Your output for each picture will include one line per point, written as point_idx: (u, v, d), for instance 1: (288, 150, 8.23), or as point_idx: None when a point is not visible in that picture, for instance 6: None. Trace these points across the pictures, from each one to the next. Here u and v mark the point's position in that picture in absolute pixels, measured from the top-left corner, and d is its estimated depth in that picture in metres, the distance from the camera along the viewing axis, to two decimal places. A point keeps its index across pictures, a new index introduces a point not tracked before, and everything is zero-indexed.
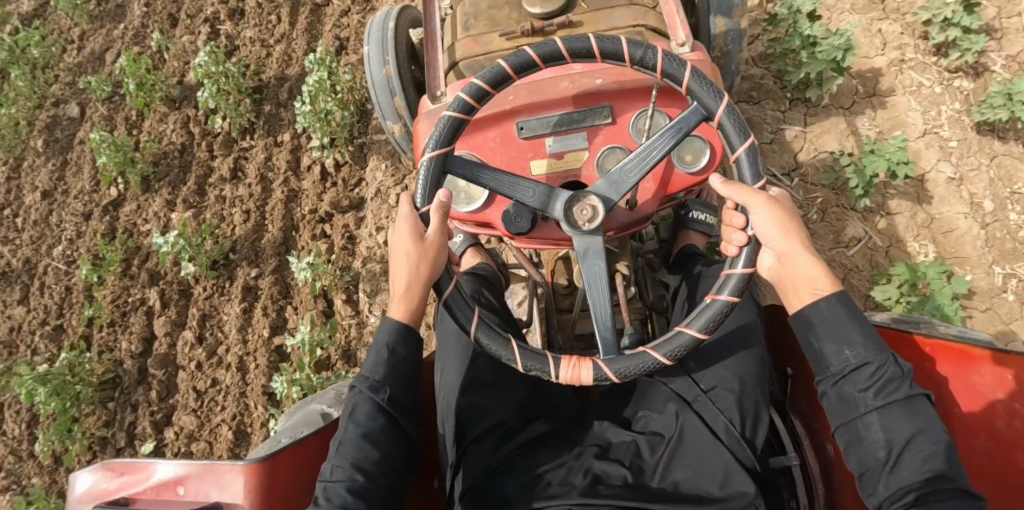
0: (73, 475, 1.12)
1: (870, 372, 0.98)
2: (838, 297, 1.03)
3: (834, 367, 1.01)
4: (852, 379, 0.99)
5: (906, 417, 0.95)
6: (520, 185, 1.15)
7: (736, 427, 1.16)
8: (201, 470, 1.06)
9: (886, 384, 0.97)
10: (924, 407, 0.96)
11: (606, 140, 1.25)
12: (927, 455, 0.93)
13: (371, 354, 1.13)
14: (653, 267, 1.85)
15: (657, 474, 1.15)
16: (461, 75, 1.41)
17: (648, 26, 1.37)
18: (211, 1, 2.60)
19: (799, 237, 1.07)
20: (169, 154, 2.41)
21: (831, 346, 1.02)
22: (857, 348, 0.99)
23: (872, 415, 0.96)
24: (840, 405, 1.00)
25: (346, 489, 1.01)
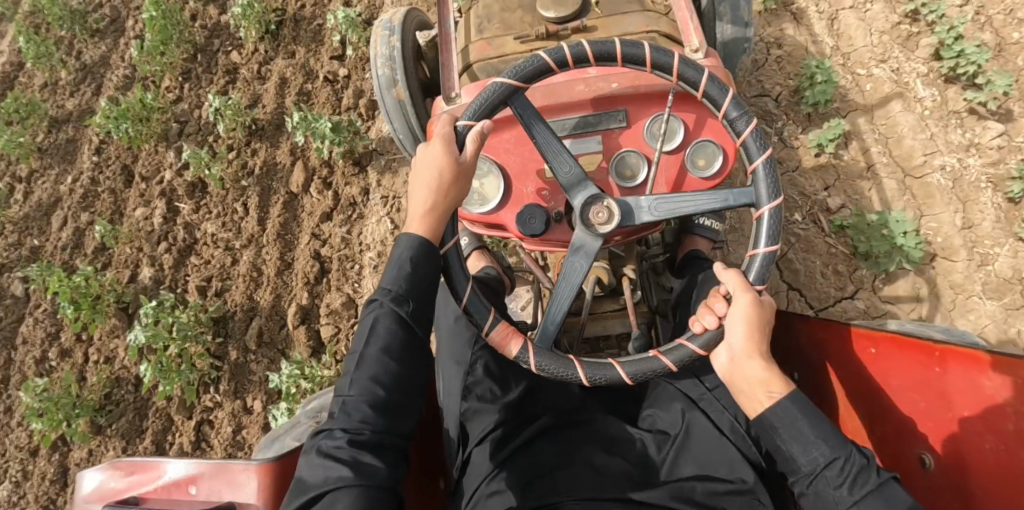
0: (80, 474, 1.10)
1: (839, 467, 0.95)
2: (793, 398, 1.01)
3: (805, 465, 0.98)
4: (823, 475, 0.96)
5: (885, 508, 0.91)
6: (562, 158, 1.15)
7: (741, 424, 1.17)
8: (214, 469, 1.05)
9: (858, 476, 0.94)
10: (899, 492, 0.93)
11: (621, 143, 1.26)
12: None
13: (391, 265, 1.09)
14: (656, 272, 1.90)
15: (663, 469, 1.15)
16: (475, 77, 1.42)
17: (661, 32, 1.38)
18: (168, 163, 2.35)
19: (763, 338, 1.06)
20: (125, 385, 2.10)
21: (798, 436, 0.99)
22: (821, 446, 0.97)
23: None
24: (819, 506, 0.96)
25: (366, 405, 1.00)
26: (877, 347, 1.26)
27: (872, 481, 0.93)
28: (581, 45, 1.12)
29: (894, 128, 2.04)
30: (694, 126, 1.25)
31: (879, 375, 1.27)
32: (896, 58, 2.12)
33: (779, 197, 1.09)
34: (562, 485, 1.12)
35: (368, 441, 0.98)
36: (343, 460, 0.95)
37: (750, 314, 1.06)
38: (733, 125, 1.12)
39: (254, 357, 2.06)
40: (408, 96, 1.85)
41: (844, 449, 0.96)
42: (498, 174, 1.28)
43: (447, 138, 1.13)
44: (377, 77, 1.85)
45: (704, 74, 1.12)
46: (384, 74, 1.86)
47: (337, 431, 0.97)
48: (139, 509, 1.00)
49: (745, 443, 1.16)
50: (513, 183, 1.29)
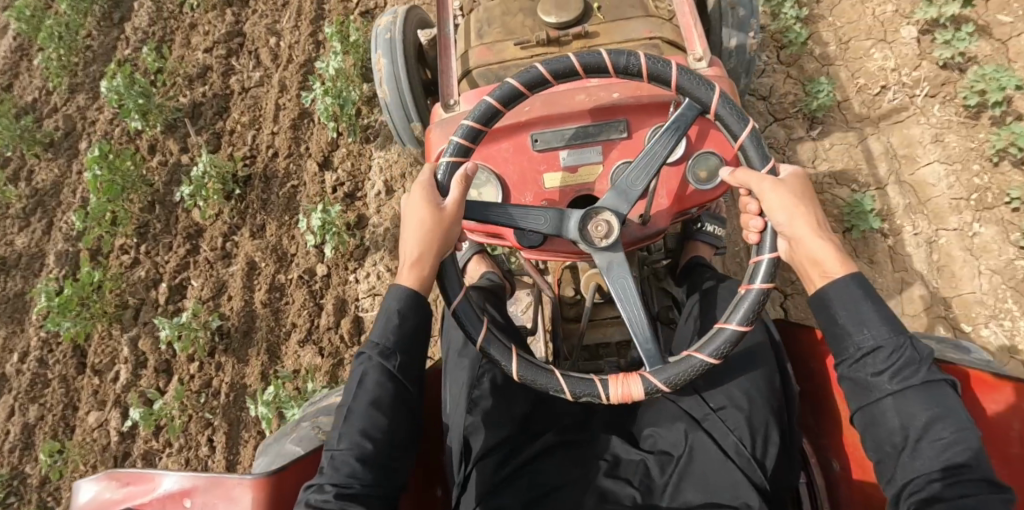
0: (78, 484, 1.11)
1: (885, 355, 0.95)
2: (852, 279, 1.00)
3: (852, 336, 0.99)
4: (866, 355, 0.97)
5: (922, 402, 0.92)
6: (531, 213, 1.14)
7: (746, 446, 1.12)
8: (208, 483, 1.05)
9: (903, 368, 0.94)
10: (943, 393, 0.93)
11: (621, 154, 1.23)
12: (941, 436, 0.90)
13: (380, 319, 1.10)
14: (658, 277, 1.88)
15: (666, 494, 1.13)
16: (475, 83, 1.40)
17: (664, 38, 1.35)
18: (124, 356, 2.17)
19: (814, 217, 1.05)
20: None
21: (848, 315, 0.99)
22: (875, 329, 0.97)
23: (886, 401, 0.94)
24: (855, 390, 0.98)
25: (354, 458, 1.01)
26: None
27: (919, 378, 0.93)
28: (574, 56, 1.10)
29: (894, 133, 2.02)
30: (696, 138, 1.23)
31: None
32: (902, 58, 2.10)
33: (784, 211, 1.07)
34: (568, 507, 1.12)
35: (357, 494, 0.98)
36: (331, 508, 0.94)
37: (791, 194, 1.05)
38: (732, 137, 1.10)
39: (255, 364, 2.08)
40: (408, 99, 1.84)
41: (902, 337, 0.95)
42: (496, 184, 1.26)
43: (432, 187, 1.12)
44: (378, 79, 1.84)
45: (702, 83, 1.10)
46: (384, 77, 1.84)
47: (326, 485, 0.98)
48: None
49: (754, 464, 1.11)
50: (512, 193, 1.26)
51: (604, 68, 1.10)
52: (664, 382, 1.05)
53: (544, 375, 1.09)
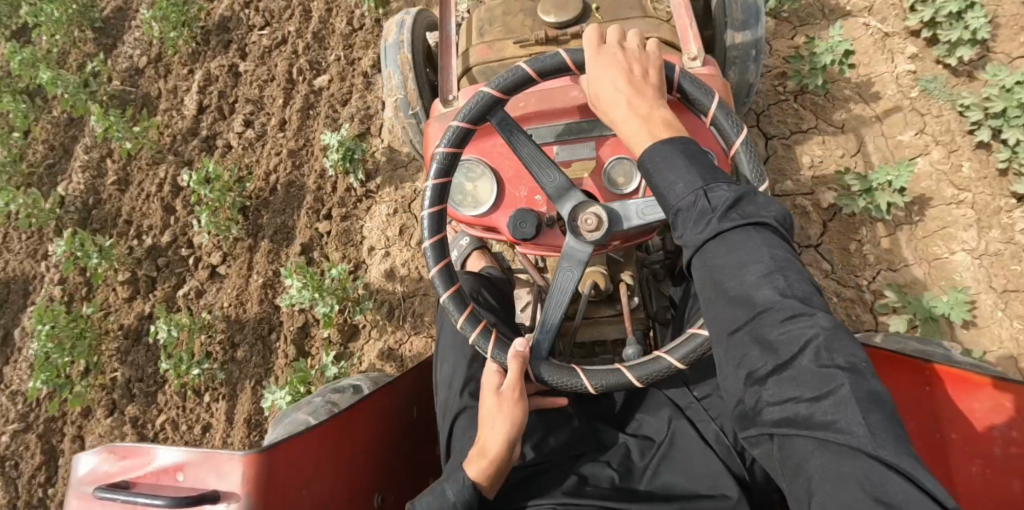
0: (77, 455, 1.14)
1: (700, 203, 0.85)
2: (677, 139, 0.93)
3: (710, 205, 0.84)
4: (735, 277, 0.80)
5: (729, 253, 0.81)
6: (546, 169, 1.17)
7: (727, 435, 1.17)
8: (201, 458, 1.08)
9: (704, 215, 0.84)
10: (835, 342, 0.75)
11: (614, 150, 1.26)
12: (838, 370, 0.72)
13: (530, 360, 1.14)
14: (656, 278, 1.88)
15: (646, 476, 1.15)
16: (475, 80, 1.43)
17: (662, 38, 1.37)
18: None
19: (629, 66, 1.05)
20: None
21: (695, 179, 0.87)
22: (687, 178, 0.87)
23: (707, 256, 0.82)
24: (684, 242, 0.86)
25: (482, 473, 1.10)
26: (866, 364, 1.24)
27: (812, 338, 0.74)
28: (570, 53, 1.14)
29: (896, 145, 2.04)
30: None
31: None
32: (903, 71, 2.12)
33: None
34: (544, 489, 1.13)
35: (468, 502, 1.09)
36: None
37: (619, 65, 1.04)
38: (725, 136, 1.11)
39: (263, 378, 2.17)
40: (414, 95, 1.88)
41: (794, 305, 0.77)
42: (491, 178, 1.30)
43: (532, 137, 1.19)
44: (386, 72, 1.89)
45: (699, 86, 1.12)
46: (394, 88, 1.90)
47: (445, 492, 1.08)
48: (127, 494, 1.04)
49: (739, 456, 1.14)
50: (507, 186, 1.30)
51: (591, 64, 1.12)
52: (637, 377, 1.11)
53: (481, 335, 1.16)
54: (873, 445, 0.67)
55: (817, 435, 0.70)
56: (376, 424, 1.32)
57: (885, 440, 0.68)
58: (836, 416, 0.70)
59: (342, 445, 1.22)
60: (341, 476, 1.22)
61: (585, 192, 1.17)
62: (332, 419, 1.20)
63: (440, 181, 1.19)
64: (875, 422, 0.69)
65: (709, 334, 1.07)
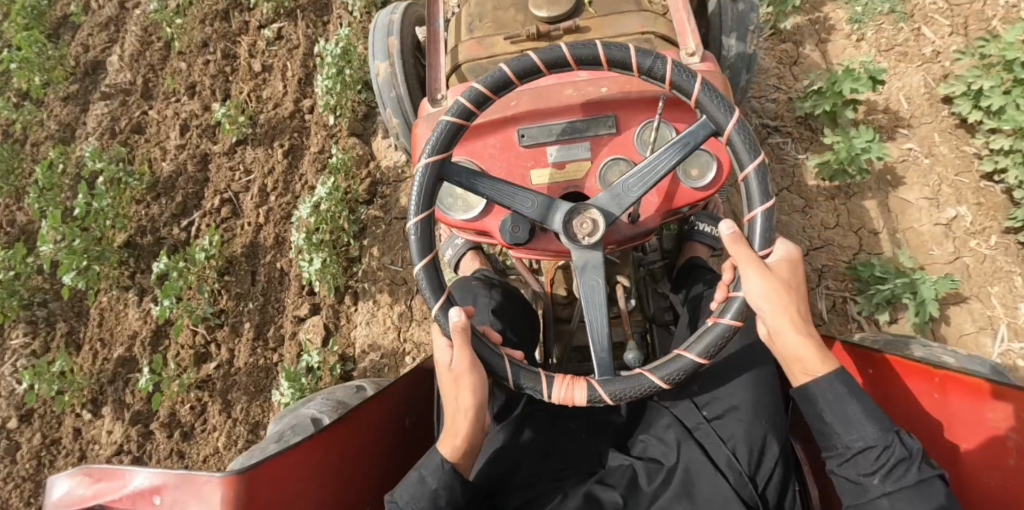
0: (51, 479, 1.09)
1: (876, 456, 0.92)
2: (836, 376, 0.97)
3: (905, 452, 0.92)
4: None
5: (922, 503, 0.89)
6: (519, 196, 1.12)
7: (740, 462, 1.10)
8: (179, 480, 1.02)
9: (895, 468, 0.91)
10: (937, 488, 0.90)
11: (609, 150, 1.21)
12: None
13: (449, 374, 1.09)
14: (653, 279, 1.82)
15: (653, 505, 1.11)
16: (464, 78, 1.37)
17: (658, 33, 1.33)
18: None
19: (798, 309, 1.01)
20: None
21: (875, 428, 0.93)
22: (863, 429, 0.94)
23: (882, 502, 0.91)
24: (850, 489, 0.95)
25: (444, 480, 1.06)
26: (876, 369, 1.19)
27: (912, 474, 0.90)
28: (562, 46, 1.07)
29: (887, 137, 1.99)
30: None
31: (878, 395, 1.20)
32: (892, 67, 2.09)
33: (773, 217, 1.02)
34: None
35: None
36: None
37: (774, 284, 1.00)
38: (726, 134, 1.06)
39: (247, 378, 2.06)
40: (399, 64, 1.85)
41: (891, 432, 0.93)
42: None
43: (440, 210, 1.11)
44: (373, 40, 1.87)
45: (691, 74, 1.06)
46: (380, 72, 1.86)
47: None
48: None
49: (747, 488, 1.08)
50: None
51: (576, 60, 1.07)
52: (611, 393, 1.04)
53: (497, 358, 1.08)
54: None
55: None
56: (366, 434, 1.26)
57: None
58: None
59: (329, 460, 1.16)
60: (329, 491, 1.17)
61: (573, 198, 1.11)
62: (317, 435, 1.13)
63: (422, 219, 1.11)
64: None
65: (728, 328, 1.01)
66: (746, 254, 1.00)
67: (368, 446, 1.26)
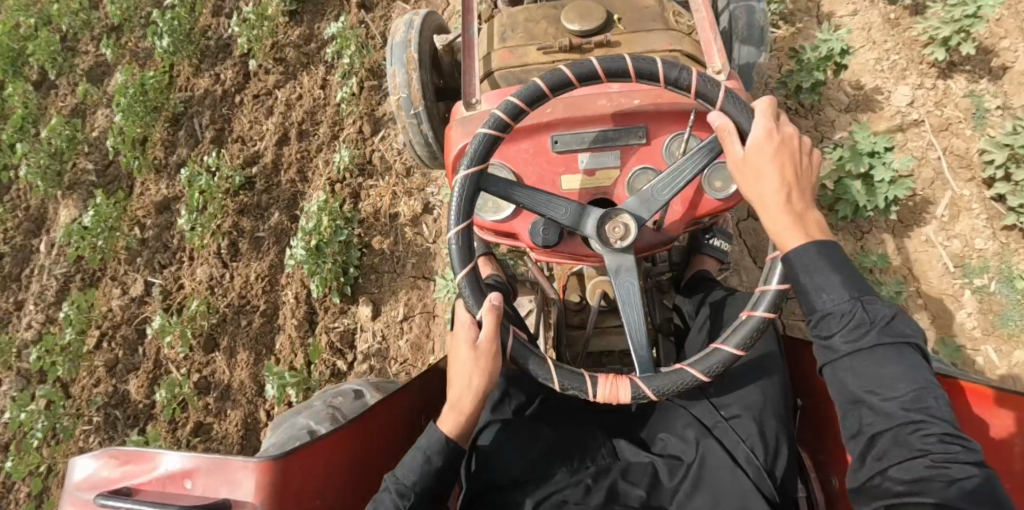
0: (72, 460, 1.08)
1: (842, 318, 0.92)
2: (816, 244, 0.97)
3: (869, 317, 0.91)
4: (882, 387, 0.89)
5: (879, 367, 0.90)
6: None
7: (757, 457, 1.13)
8: (210, 465, 1.03)
9: (857, 330, 0.91)
10: (901, 355, 0.90)
11: (637, 159, 1.26)
12: (970, 465, 0.84)
13: (410, 456, 1.12)
14: (662, 290, 1.86)
15: (675, 499, 1.13)
16: (496, 85, 1.42)
17: (684, 51, 1.38)
18: None
19: (797, 160, 1.04)
20: None
21: (853, 289, 0.93)
22: (835, 292, 0.93)
23: (844, 363, 0.92)
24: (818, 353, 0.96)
25: None
26: None
27: (872, 336, 0.90)
28: (564, 67, 1.13)
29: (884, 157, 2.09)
30: None
31: None
32: (889, 94, 2.20)
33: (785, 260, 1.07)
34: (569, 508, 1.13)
35: None
36: None
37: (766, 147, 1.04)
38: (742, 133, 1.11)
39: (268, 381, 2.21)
40: (418, 68, 1.89)
41: (859, 295, 0.92)
42: (513, 183, 1.28)
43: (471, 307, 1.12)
44: (391, 45, 1.93)
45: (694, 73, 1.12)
46: (400, 76, 1.90)
47: None
48: (132, 502, 0.99)
49: (766, 483, 1.10)
50: None
51: (578, 78, 1.14)
52: (653, 390, 1.08)
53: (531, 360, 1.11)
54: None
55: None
56: (389, 431, 1.26)
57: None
58: (885, 388, 0.89)
59: (356, 453, 1.17)
60: (356, 481, 1.18)
61: (604, 203, 1.15)
62: (346, 427, 1.14)
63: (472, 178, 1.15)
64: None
65: (734, 354, 1.07)
66: (768, 125, 1.06)
67: (389, 443, 1.27)
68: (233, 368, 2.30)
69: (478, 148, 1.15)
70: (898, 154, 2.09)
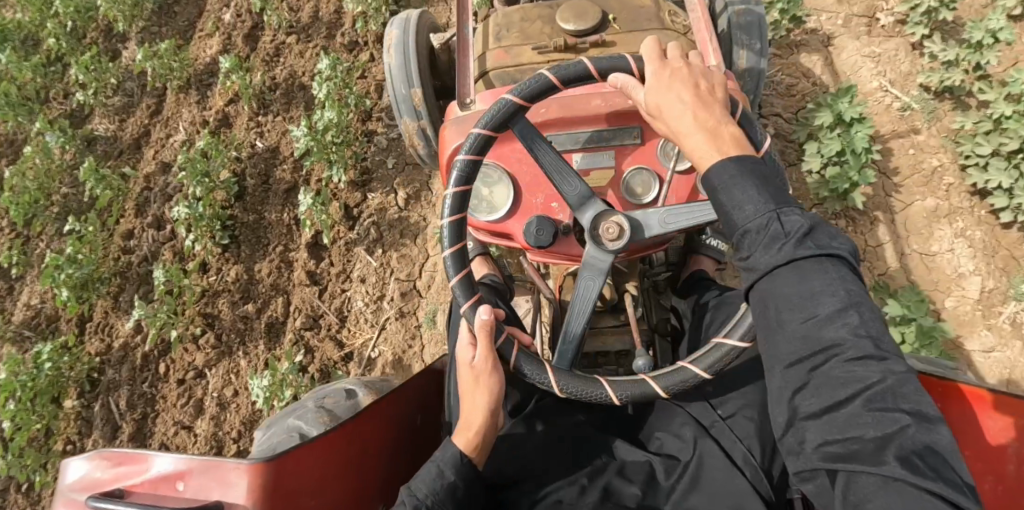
0: (66, 461, 1.08)
1: (757, 231, 0.84)
2: (735, 158, 0.91)
3: (784, 231, 0.83)
4: (804, 307, 0.80)
5: (796, 284, 0.81)
6: (569, 179, 1.15)
7: (755, 457, 1.11)
8: (202, 467, 1.03)
9: (771, 242, 0.83)
10: (827, 272, 0.80)
11: (633, 159, 1.25)
12: (905, 416, 0.75)
13: (428, 474, 1.06)
14: (660, 290, 1.85)
15: (670, 498, 1.12)
16: (490, 85, 1.41)
17: (679, 51, 1.38)
18: None
19: (695, 82, 1.02)
20: None
21: (766, 204, 0.85)
22: (754, 205, 0.85)
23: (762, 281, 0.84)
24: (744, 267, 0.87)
25: None
26: None
27: (784, 254, 0.82)
28: (509, 94, 1.13)
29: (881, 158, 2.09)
30: None
31: None
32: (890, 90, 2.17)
33: None
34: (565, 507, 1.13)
35: None
36: None
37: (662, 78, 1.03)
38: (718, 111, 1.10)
39: (250, 374, 2.12)
40: (414, 67, 1.88)
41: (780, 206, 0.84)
42: (507, 184, 1.28)
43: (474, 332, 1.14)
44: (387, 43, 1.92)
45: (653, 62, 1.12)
46: (396, 76, 1.89)
47: None
48: (123, 504, 0.98)
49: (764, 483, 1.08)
50: (524, 192, 1.28)
51: (524, 100, 1.14)
52: (665, 387, 1.08)
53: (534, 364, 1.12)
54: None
55: (884, 474, 0.72)
56: (382, 431, 1.26)
57: (953, 483, 0.71)
58: (799, 308, 0.80)
59: (349, 455, 1.17)
60: (348, 481, 1.17)
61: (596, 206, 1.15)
62: (338, 428, 1.14)
63: (455, 219, 1.15)
64: (941, 471, 0.72)
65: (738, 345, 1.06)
66: (651, 60, 1.06)
67: (382, 444, 1.27)
68: (212, 356, 2.19)
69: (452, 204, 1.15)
70: (896, 155, 2.09)
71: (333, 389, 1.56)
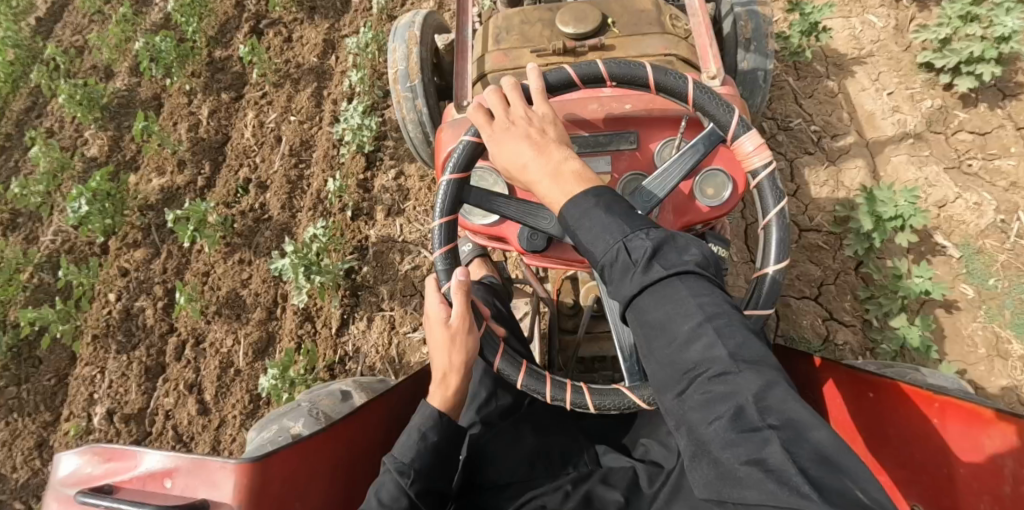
0: (56, 457, 1.09)
1: (627, 254, 0.84)
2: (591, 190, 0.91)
3: (631, 258, 0.83)
4: (671, 330, 0.80)
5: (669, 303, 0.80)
6: (541, 213, 1.14)
7: None
8: (191, 465, 1.04)
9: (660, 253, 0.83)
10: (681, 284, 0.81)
11: (629, 165, 1.24)
12: (786, 425, 0.71)
13: (404, 437, 1.10)
14: None
15: (655, 505, 1.12)
16: (489, 87, 1.41)
17: (679, 56, 1.36)
18: None
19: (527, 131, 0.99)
20: None
21: (614, 228, 0.86)
22: (688, 248, 0.84)
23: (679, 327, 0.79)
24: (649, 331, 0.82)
25: None
26: (875, 392, 1.19)
27: (644, 247, 0.83)
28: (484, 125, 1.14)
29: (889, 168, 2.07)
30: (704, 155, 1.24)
31: (874, 417, 1.21)
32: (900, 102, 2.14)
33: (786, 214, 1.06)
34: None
35: None
36: None
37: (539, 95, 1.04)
38: (713, 116, 1.11)
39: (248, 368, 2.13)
40: (417, 66, 1.87)
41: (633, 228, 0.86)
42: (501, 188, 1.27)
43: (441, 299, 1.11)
44: (392, 42, 1.91)
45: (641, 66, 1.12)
46: (400, 76, 1.89)
47: None
48: (111, 500, 0.99)
49: None
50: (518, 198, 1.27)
51: None
52: (644, 399, 1.05)
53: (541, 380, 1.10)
54: (816, 472, 0.67)
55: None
56: (370, 432, 1.27)
57: (844, 502, 0.65)
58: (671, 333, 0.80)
59: (337, 455, 1.17)
60: (337, 480, 1.18)
61: None
62: (326, 430, 1.14)
63: (444, 254, 1.16)
64: (825, 482, 0.67)
65: None
66: (480, 120, 1.04)
67: (372, 442, 1.28)
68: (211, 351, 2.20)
69: (441, 236, 1.16)
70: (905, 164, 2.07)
71: (328, 390, 1.54)
